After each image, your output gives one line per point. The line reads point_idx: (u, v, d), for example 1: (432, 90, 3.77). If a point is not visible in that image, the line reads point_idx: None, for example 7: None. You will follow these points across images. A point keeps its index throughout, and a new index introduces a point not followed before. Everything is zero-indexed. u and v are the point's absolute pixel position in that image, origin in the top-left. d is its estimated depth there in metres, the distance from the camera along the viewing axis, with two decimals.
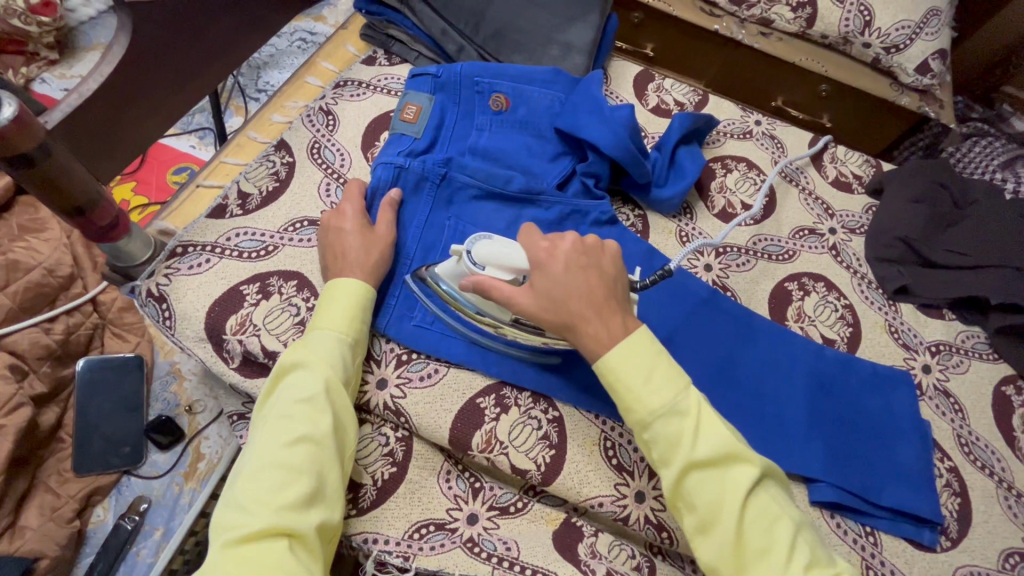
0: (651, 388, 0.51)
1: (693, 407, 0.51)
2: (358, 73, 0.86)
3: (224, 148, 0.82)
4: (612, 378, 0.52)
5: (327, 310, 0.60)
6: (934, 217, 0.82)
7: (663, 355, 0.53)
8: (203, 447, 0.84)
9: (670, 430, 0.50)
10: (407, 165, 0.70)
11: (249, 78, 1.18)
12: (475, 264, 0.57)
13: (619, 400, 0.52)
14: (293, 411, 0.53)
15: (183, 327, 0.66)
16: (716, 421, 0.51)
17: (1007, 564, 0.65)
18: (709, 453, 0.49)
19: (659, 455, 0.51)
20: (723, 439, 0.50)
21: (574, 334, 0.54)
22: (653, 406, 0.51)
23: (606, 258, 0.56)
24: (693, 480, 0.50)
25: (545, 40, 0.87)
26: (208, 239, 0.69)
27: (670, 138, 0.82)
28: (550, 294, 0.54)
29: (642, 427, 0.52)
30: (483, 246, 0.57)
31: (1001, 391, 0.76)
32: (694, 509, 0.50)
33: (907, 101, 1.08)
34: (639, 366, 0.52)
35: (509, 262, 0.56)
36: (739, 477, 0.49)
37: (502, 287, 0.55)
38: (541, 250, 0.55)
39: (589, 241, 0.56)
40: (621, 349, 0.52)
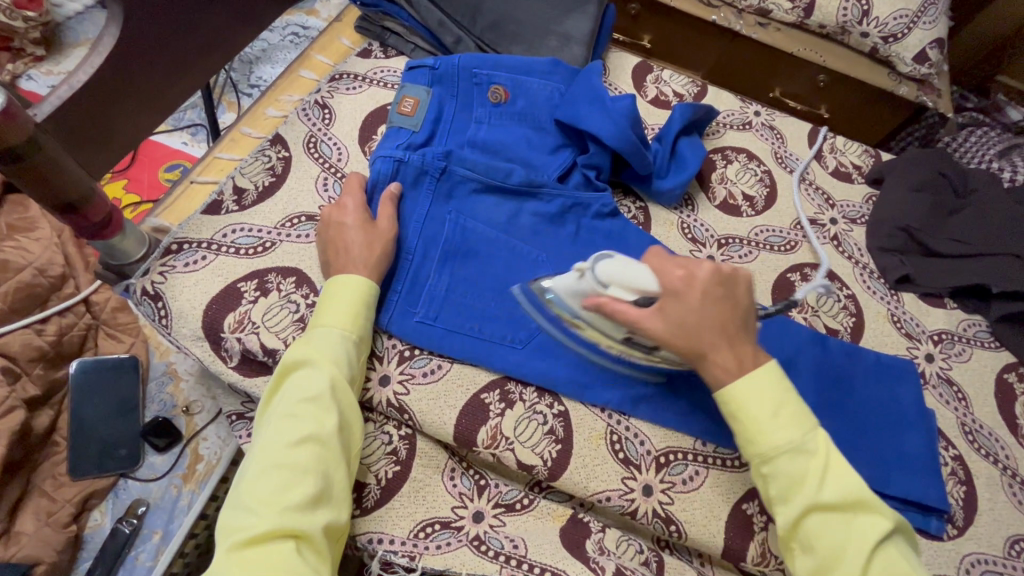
0: (777, 423, 0.52)
1: (821, 450, 0.52)
2: (354, 67, 0.84)
3: (218, 144, 0.80)
4: (737, 409, 0.54)
5: (330, 307, 0.59)
6: (934, 205, 0.82)
7: (790, 392, 0.54)
8: (201, 448, 0.83)
9: (794, 467, 0.51)
10: (406, 158, 0.69)
11: (241, 73, 1.16)
12: (598, 282, 0.55)
13: (743, 430, 0.53)
14: (297, 410, 0.52)
15: (179, 326, 0.64)
16: (845, 467, 0.52)
17: (1013, 551, 0.65)
18: (836, 497, 0.50)
19: (777, 491, 0.52)
20: (850, 485, 0.50)
21: (705, 363, 0.55)
22: (778, 441, 0.52)
23: (741, 288, 0.56)
24: (815, 521, 0.50)
25: (543, 31, 0.86)
26: (204, 236, 0.68)
27: (671, 129, 0.81)
28: (681, 320, 0.53)
29: (762, 460, 0.53)
30: (609, 267, 0.54)
31: (1004, 378, 0.76)
32: (812, 550, 0.50)
33: (905, 91, 1.08)
34: (767, 402, 0.53)
35: (638, 285, 0.53)
36: (865, 526, 0.49)
37: (626, 310, 0.54)
38: (677, 276, 0.54)
39: (726, 270, 0.56)
40: (748, 381, 0.53)
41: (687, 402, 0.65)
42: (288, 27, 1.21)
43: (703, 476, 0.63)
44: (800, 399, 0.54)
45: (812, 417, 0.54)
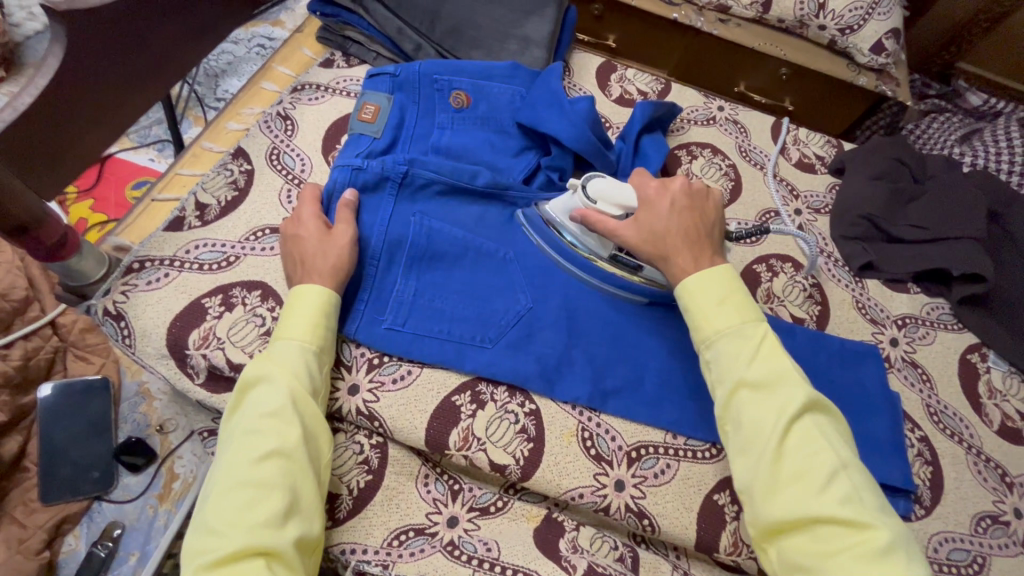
0: (719, 310, 0.56)
1: (759, 334, 0.54)
2: (316, 77, 0.84)
3: (180, 159, 0.80)
4: (685, 297, 0.57)
5: (288, 321, 0.59)
6: (894, 193, 0.84)
7: (740, 289, 0.57)
8: (176, 467, 0.82)
9: (729, 348, 0.54)
10: (364, 166, 0.69)
11: (206, 86, 1.16)
12: (588, 199, 0.64)
13: (691, 317, 0.57)
14: (259, 427, 0.52)
15: (143, 345, 0.64)
16: (779, 353, 0.53)
17: (979, 527, 0.66)
18: (762, 373, 0.52)
19: (715, 373, 0.55)
20: (780, 365, 0.52)
21: (665, 264, 0.60)
22: (718, 326, 0.55)
23: (709, 203, 0.63)
24: (740, 396, 0.52)
25: (503, 35, 0.87)
26: (166, 253, 0.67)
27: (633, 126, 0.82)
28: (652, 228, 0.60)
29: (704, 345, 0.56)
30: (598, 184, 0.63)
31: (967, 358, 0.78)
32: (738, 427, 0.52)
33: (865, 81, 1.10)
34: (713, 290, 0.57)
35: (621, 200, 0.62)
36: (787, 399, 0.50)
37: (609, 220, 0.62)
38: (651, 188, 0.62)
39: (695, 187, 0.63)
40: (701, 275, 0.57)
41: (655, 396, 0.66)
42: (253, 39, 1.21)
43: (675, 468, 0.63)
44: (751, 299, 0.57)
45: (759, 314, 0.57)
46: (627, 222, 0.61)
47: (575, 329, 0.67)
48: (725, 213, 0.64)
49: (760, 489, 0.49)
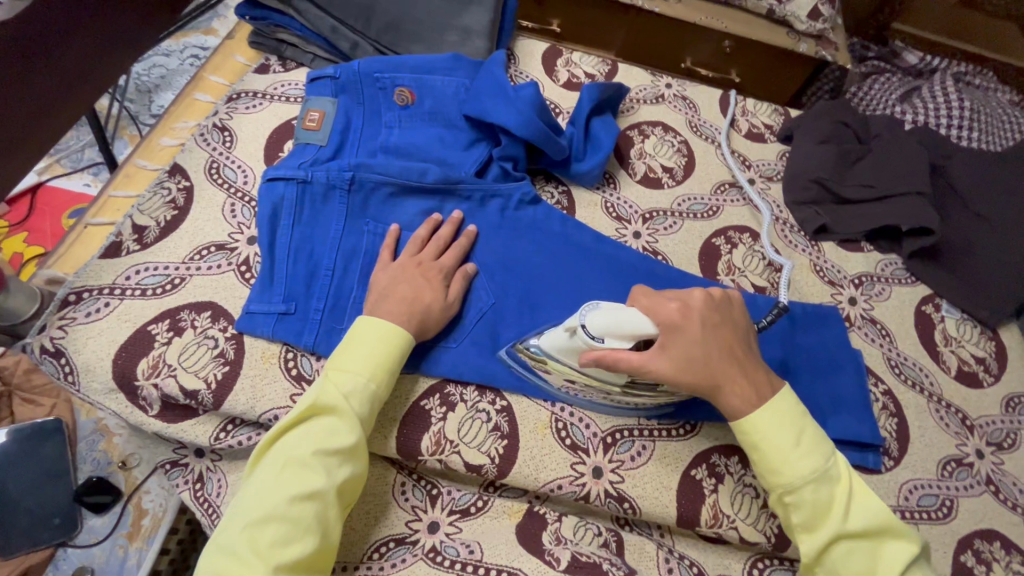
0: (801, 455, 0.53)
1: (843, 479, 0.53)
2: (252, 84, 0.81)
3: (112, 181, 0.76)
4: (758, 440, 0.54)
5: (357, 351, 0.57)
6: (841, 155, 0.86)
7: (807, 420, 0.56)
8: (145, 502, 0.79)
9: (819, 498, 0.52)
10: (310, 178, 0.67)
11: (139, 103, 1.12)
12: (593, 338, 0.52)
13: (764, 461, 0.54)
14: (311, 462, 0.51)
15: (87, 381, 0.60)
16: (867, 495, 0.53)
17: (946, 471, 0.69)
18: (863, 526, 0.52)
19: (801, 520, 0.53)
20: (875, 512, 0.52)
21: (719, 396, 0.56)
22: (801, 473, 0.53)
23: (735, 308, 0.59)
24: (841, 548, 0.52)
25: (441, 27, 0.84)
26: (105, 281, 0.64)
27: (581, 111, 0.81)
28: (689, 356, 0.54)
29: (786, 491, 0.53)
30: (596, 318, 0.52)
31: (922, 310, 0.80)
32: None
33: (805, 48, 1.13)
34: (787, 430, 0.54)
35: (633, 329, 0.51)
36: (892, 556, 0.51)
37: (627, 356, 0.52)
38: (670, 311, 0.54)
39: (715, 295, 0.58)
40: (771, 411, 0.55)
41: None
42: (186, 50, 1.16)
43: (650, 449, 0.64)
44: (817, 428, 0.55)
45: (828, 443, 0.55)
46: (654, 353, 0.53)
47: (540, 318, 0.68)
48: (746, 313, 0.61)
49: None
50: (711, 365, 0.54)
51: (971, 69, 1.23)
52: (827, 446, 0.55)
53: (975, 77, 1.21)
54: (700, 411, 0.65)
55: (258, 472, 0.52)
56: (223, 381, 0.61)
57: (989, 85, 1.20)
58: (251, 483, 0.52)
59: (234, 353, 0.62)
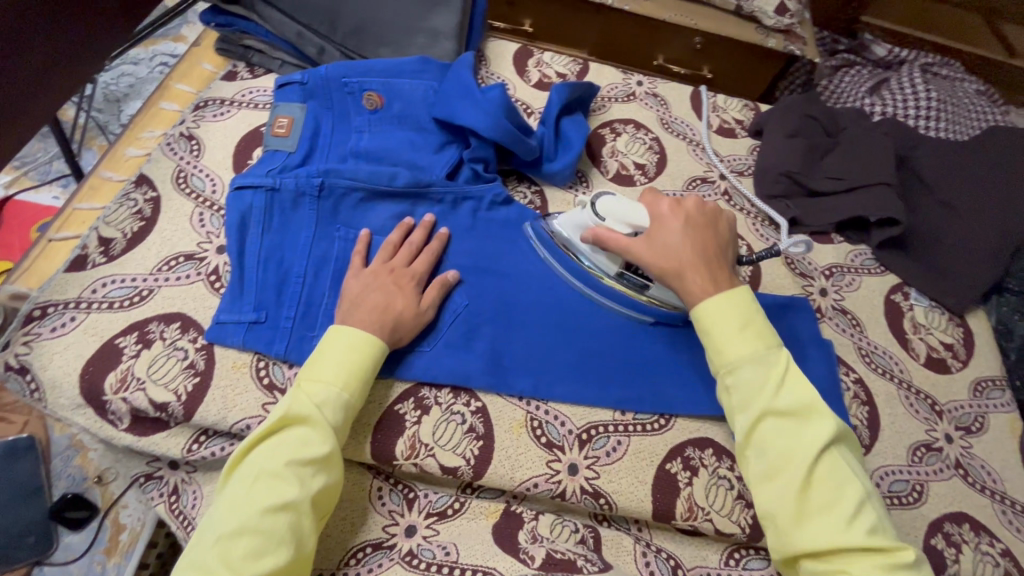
0: (741, 337, 0.56)
1: (782, 363, 0.56)
2: (219, 91, 0.81)
3: (76, 194, 0.75)
4: (704, 321, 0.58)
5: (330, 360, 0.57)
6: (809, 148, 0.87)
7: (755, 316, 0.58)
8: (122, 517, 0.78)
9: (753, 377, 0.55)
10: (278, 185, 0.67)
11: (108, 113, 1.11)
12: (597, 216, 0.64)
13: (709, 340, 0.58)
14: (284, 472, 0.51)
15: (54, 397, 0.60)
16: (801, 381, 0.55)
17: (916, 456, 0.70)
18: (790, 403, 0.53)
19: (738, 400, 0.56)
20: (806, 394, 0.54)
21: (680, 280, 0.60)
22: (740, 352, 0.56)
23: (722, 221, 0.65)
24: (769, 425, 0.53)
25: (409, 30, 0.84)
26: (70, 295, 0.63)
27: (551, 111, 0.81)
28: (667, 243, 0.61)
29: (725, 371, 0.56)
30: (605, 203, 0.64)
31: (892, 299, 0.81)
32: (765, 451, 0.53)
33: (773, 42, 1.14)
34: (731, 316, 0.57)
35: (630, 217, 0.63)
36: (814, 431, 0.52)
37: (618, 238, 0.63)
38: (664, 208, 0.63)
39: (709, 206, 0.65)
40: (719, 297, 0.58)
41: (600, 376, 0.66)
42: (155, 58, 1.16)
43: (625, 444, 0.64)
44: (765, 323, 0.58)
45: (775, 338, 0.58)
46: (640, 239, 0.62)
47: (513, 319, 0.68)
48: (735, 232, 0.67)
49: (787, 516, 0.51)
50: (683, 256, 0.60)
51: (938, 60, 1.25)
52: (773, 338, 0.58)
53: (942, 68, 1.22)
54: (673, 406, 0.66)
55: (231, 484, 0.51)
56: (194, 392, 0.60)
57: (955, 75, 1.22)
58: (224, 497, 0.51)
59: (204, 363, 0.62)
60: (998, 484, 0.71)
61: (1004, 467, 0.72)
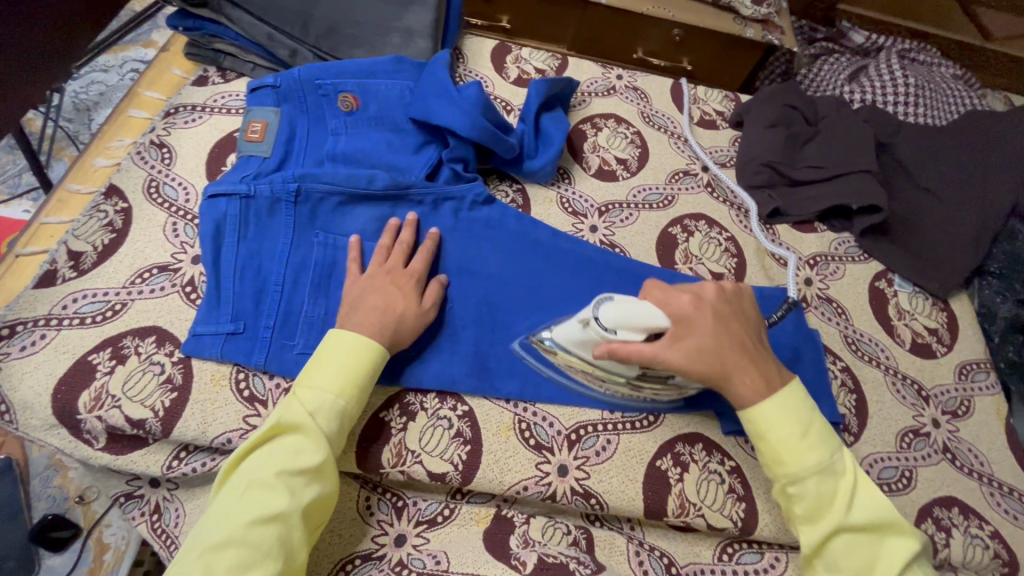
0: (807, 446, 0.54)
1: (849, 472, 0.54)
2: (190, 97, 0.79)
3: (43, 207, 0.73)
4: (762, 429, 0.55)
5: (325, 367, 0.56)
6: (790, 138, 0.87)
7: (815, 414, 0.56)
8: (106, 536, 0.76)
9: (823, 490, 0.53)
10: (253, 192, 0.65)
11: (77, 122, 1.09)
12: (606, 329, 0.54)
13: (769, 451, 0.55)
14: (274, 483, 0.50)
15: (26, 418, 0.58)
16: (873, 492, 0.53)
17: (903, 443, 0.70)
18: (864, 519, 0.52)
19: (804, 511, 0.53)
20: (880, 509, 0.52)
21: (726, 385, 0.56)
22: (807, 464, 0.53)
23: (745, 301, 0.61)
24: (842, 542, 0.52)
25: (382, 29, 0.82)
26: (40, 312, 0.62)
27: (531, 108, 0.80)
28: (703, 346, 0.55)
29: (789, 480, 0.54)
30: (611, 310, 0.53)
31: (876, 286, 0.82)
32: (837, 570, 0.52)
33: (752, 32, 1.14)
34: (794, 425, 0.54)
35: (646, 322, 0.52)
36: (892, 551, 0.51)
37: (640, 350, 0.53)
38: (684, 302, 0.56)
39: (729, 289, 0.60)
40: (775, 401, 0.55)
41: None
42: (125, 64, 1.14)
43: (615, 443, 0.63)
44: (823, 421, 0.56)
45: (836, 439, 0.56)
46: (666, 344, 0.53)
47: (499, 321, 0.67)
48: (757, 308, 0.62)
49: None
50: (724, 355, 0.55)
51: (915, 46, 1.25)
52: (835, 442, 0.55)
53: (919, 53, 1.23)
54: (662, 401, 0.65)
55: (222, 492, 0.50)
56: (172, 408, 0.59)
57: (933, 61, 1.22)
58: (213, 505, 0.50)
59: (181, 378, 0.60)
60: (987, 467, 0.71)
61: (992, 450, 0.73)
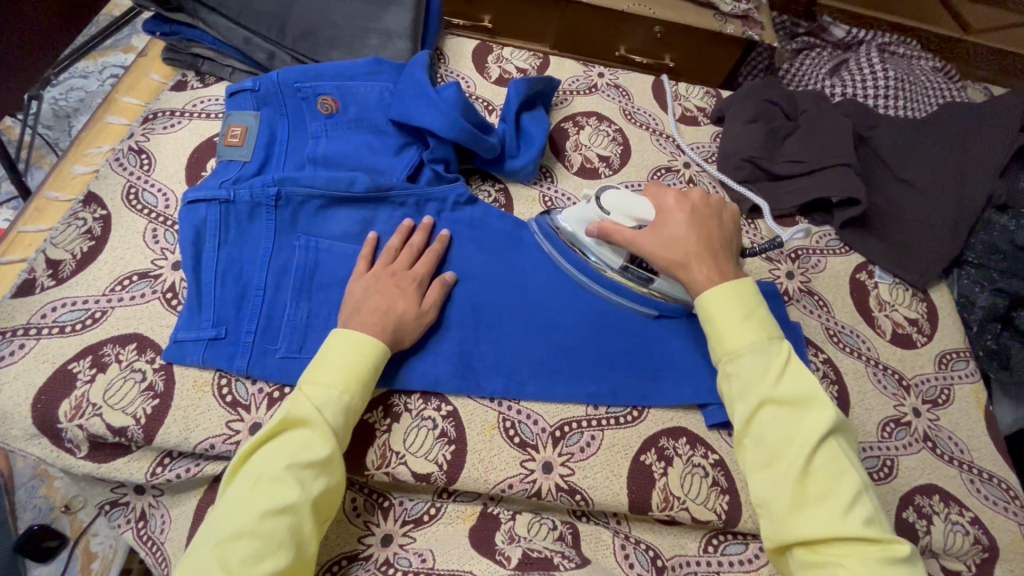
0: (744, 327, 0.56)
1: (783, 353, 0.55)
2: (168, 102, 0.78)
3: (21, 216, 0.72)
4: (710, 311, 0.58)
5: (330, 362, 0.56)
6: (770, 132, 0.87)
7: (760, 307, 0.58)
8: (93, 545, 0.78)
9: (754, 366, 0.54)
10: (233, 197, 0.65)
11: (57, 129, 1.08)
12: (602, 210, 0.65)
13: (713, 331, 0.57)
14: (284, 474, 0.49)
15: (6, 428, 0.57)
16: (804, 371, 0.54)
17: (885, 432, 0.71)
18: (791, 392, 0.53)
19: (738, 388, 0.55)
20: (808, 384, 0.53)
21: (685, 271, 0.60)
22: (742, 341, 0.55)
23: (726, 214, 0.65)
24: (767, 414, 0.53)
25: (361, 31, 0.82)
26: (19, 322, 0.61)
27: (511, 107, 0.81)
28: (672, 236, 0.61)
29: (727, 359, 0.56)
30: (611, 196, 0.65)
31: (857, 277, 0.83)
32: (761, 442, 0.52)
33: (732, 28, 1.14)
34: (736, 308, 0.57)
35: (635, 211, 0.63)
36: (814, 422, 0.51)
37: (623, 233, 0.63)
38: (669, 200, 0.64)
39: (713, 198, 0.65)
40: (725, 287, 0.58)
41: (574, 372, 0.66)
42: (105, 70, 1.13)
43: (599, 439, 0.64)
44: (769, 315, 0.58)
45: (777, 331, 0.57)
46: (645, 231, 0.62)
47: (483, 320, 0.67)
48: (739, 223, 0.67)
49: (784, 507, 0.50)
50: (688, 246, 0.60)
51: (895, 39, 1.26)
52: (775, 330, 0.57)
53: (899, 46, 1.24)
54: (646, 397, 0.66)
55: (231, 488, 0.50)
56: (154, 415, 0.58)
57: (912, 54, 1.23)
58: (222, 502, 0.50)
59: (163, 384, 0.60)
60: (966, 453, 0.72)
61: (971, 436, 0.74)
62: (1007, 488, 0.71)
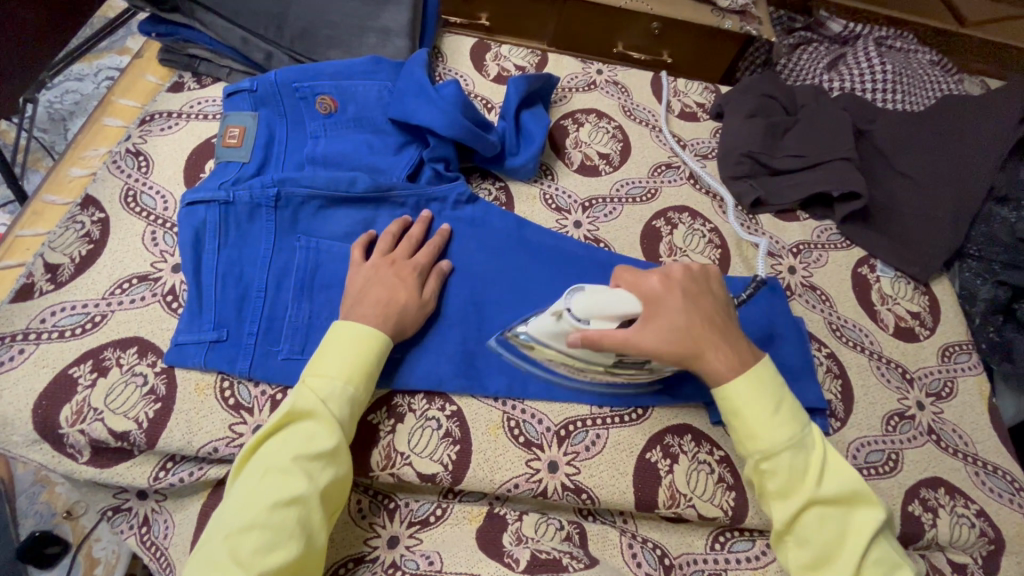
0: (777, 422, 0.55)
1: (817, 446, 0.55)
2: (165, 104, 0.78)
3: (18, 220, 0.72)
4: (735, 406, 0.56)
5: (333, 355, 0.56)
6: (770, 128, 0.87)
7: (784, 392, 0.57)
8: (96, 551, 0.77)
9: (794, 464, 0.53)
10: (233, 198, 0.65)
11: (52, 132, 1.08)
12: (578, 319, 0.54)
13: (743, 427, 0.55)
14: (291, 466, 0.49)
15: (7, 435, 0.57)
16: (840, 463, 0.55)
17: (889, 426, 0.71)
18: (833, 491, 0.53)
19: (776, 486, 0.54)
20: (847, 480, 0.54)
21: (702, 361, 0.56)
22: (779, 439, 0.54)
23: (713, 282, 0.60)
24: (813, 515, 0.53)
25: (359, 30, 0.81)
26: (18, 327, 0.61)
27: (511, 105, 0.80)
28: (675, 326, 0.55)
29: (763, 456, 0.54)
30: (583, 298, 0.54)
31: (858, 272, 0.82)
32: (809, 542, 0.53)
33: (730, 24, 1.14)
34: (765, 401, 0.55)
35: (617, 310, 0.53)
36: (862, 522, 0.53)
37: (615, 336, 0.53)
38: (653, 283, 0.56)
39: (695, 269, 0.60)
40: (748, 380, 0.56)
41: None
42: (100, 72, 1.13)
43: (604, 437, 0.64)
44: (792, 399, 0.57)
45: (803, 416, 0.57)
46: (640, 328, 0.54)
47: (486, 318, 0.67)
48: (725, 286, 0.62)
49: None
50: (697, 335, 0.55)
51: (892, 32, 1.26)
52: (801, 417, 0.57)
53: (896, 40, 1.24)
54: (651, 394, 0.66)
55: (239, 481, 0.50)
56: (156, 418, 0.58)
57: (909, 47, 1.23)
58: (232, 495, 0.50)
59: (165, 388, 0.59)
60: (970, 447, 0.72)
61: (974, 430, 0.74)
62: (1012, 480, 0.71)
